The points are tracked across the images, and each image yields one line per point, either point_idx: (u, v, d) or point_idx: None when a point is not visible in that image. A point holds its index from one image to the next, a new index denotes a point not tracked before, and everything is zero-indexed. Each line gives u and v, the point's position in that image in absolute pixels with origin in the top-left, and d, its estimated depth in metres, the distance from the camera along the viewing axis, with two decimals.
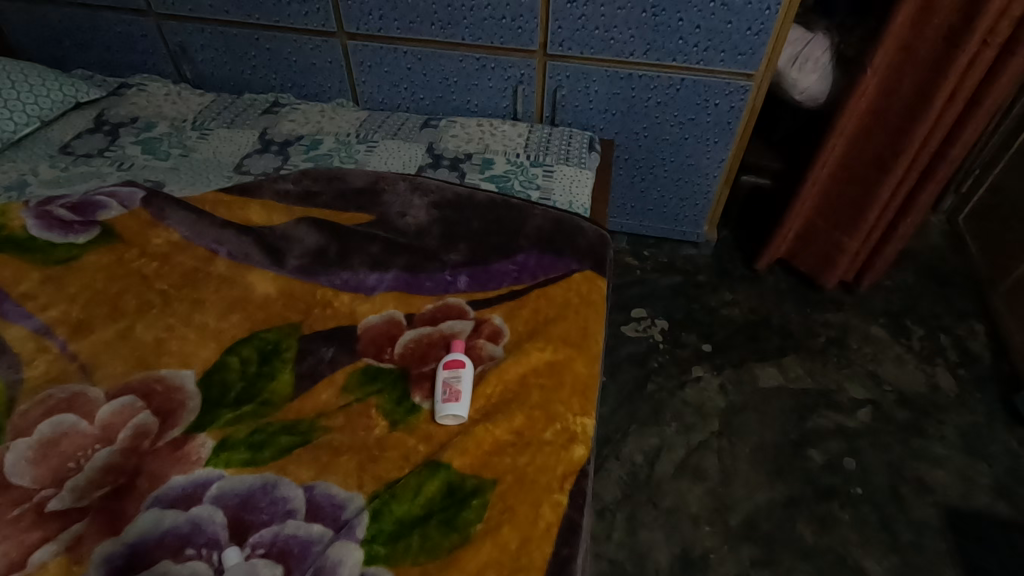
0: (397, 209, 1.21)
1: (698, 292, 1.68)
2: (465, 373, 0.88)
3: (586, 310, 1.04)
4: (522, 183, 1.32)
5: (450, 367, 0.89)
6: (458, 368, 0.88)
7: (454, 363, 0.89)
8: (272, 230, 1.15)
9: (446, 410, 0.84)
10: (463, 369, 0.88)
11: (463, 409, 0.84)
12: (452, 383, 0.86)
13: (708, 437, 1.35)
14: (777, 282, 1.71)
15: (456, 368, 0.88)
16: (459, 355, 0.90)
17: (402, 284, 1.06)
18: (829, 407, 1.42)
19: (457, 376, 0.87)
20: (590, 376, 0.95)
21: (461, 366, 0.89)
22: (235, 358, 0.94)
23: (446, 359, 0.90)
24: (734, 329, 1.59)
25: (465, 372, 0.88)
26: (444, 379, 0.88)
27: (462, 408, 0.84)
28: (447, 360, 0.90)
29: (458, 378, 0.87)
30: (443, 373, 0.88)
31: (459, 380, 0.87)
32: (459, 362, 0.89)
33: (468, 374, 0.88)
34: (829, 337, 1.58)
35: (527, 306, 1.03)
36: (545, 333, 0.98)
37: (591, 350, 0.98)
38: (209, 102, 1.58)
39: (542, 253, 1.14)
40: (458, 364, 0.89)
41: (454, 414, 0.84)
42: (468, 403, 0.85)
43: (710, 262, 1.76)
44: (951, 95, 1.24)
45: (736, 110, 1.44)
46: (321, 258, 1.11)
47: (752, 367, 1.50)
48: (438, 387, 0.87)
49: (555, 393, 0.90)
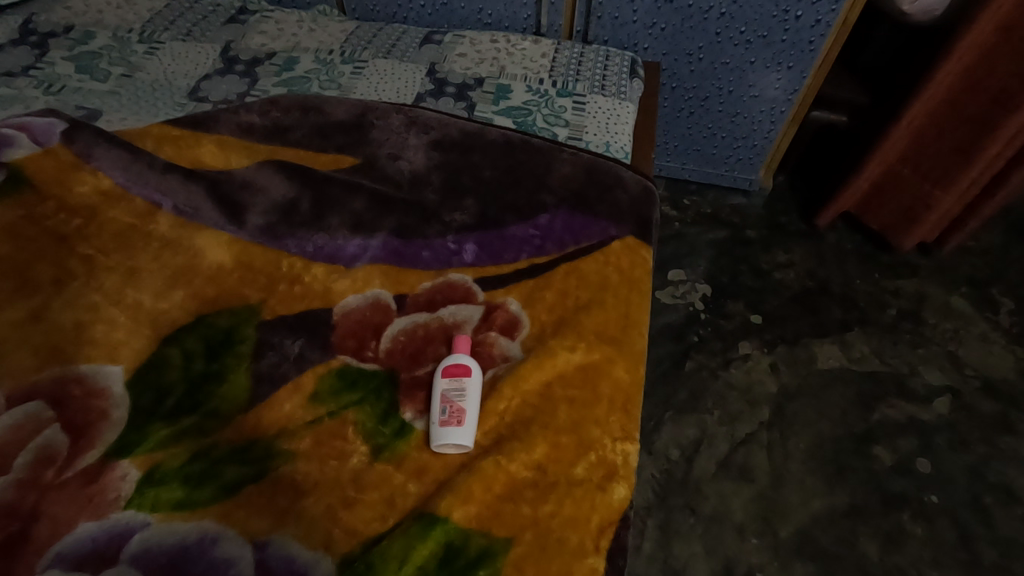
0: (387, 150, 0.95)
1: (748, 251, 1.43)
2: (471, 386, 0.66)
3: (627, 293, 0.81)
4: (546, 118, 1.05)
5: (450, 375, 0.68)
6: (461, 378, 0.67)
7: (456, 370, 0.68)
8: (230, 177, 0.90)
9: (443, 437, 0.64)
10: (468, 380, 0.67)
11: (467, 437, 0.64)
12: (453, 399, 0.65)
13: (757, 429, 1.15)
14: (841, 241, 1.45)
15: (459, 379, 0.67)
16: (464, 359, 0.69)
17: (392, 252, 0.83)
18: (900, 395, 1.21)
19: (461, 389, 0.66)
20: (633, 384, 0.73)
21: (466, 375, 0.68)
22: (176, 351, 0.73)
23: (446, 364, 0.69)
24: (789, 297, 1.35)
25: (471, 383, 0.67)
26: (442, 392, 0.67)
27: (467, 434, 0.64)
28: (447, 365, 0.69)
29: (462, 391, 0.66)
30: (441, 384, 0.67)
31: (464, 394, 0.66)
32: (463, 370, 0.68)
33: (475, 387, 0.67)
34: (901, 309, 1.34)
35: (552, 286, 0.80)
36: (576, 326, 0.75)
37: (634, 347, 0.76)
38: (161, 7, 1.28)
39: (571, 212, 0.89)
40: (461, 373, 0.68)
41: (455, 442, 0.64)
42: (474, 428, 0.65)
43: (762, 215, 1.49)
44: None
45: (823, 25, 1.13)
46: (289, 216, 0.87)
47: (809, 344, 1.28)
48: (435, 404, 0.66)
49: (588, 410, 0.68)
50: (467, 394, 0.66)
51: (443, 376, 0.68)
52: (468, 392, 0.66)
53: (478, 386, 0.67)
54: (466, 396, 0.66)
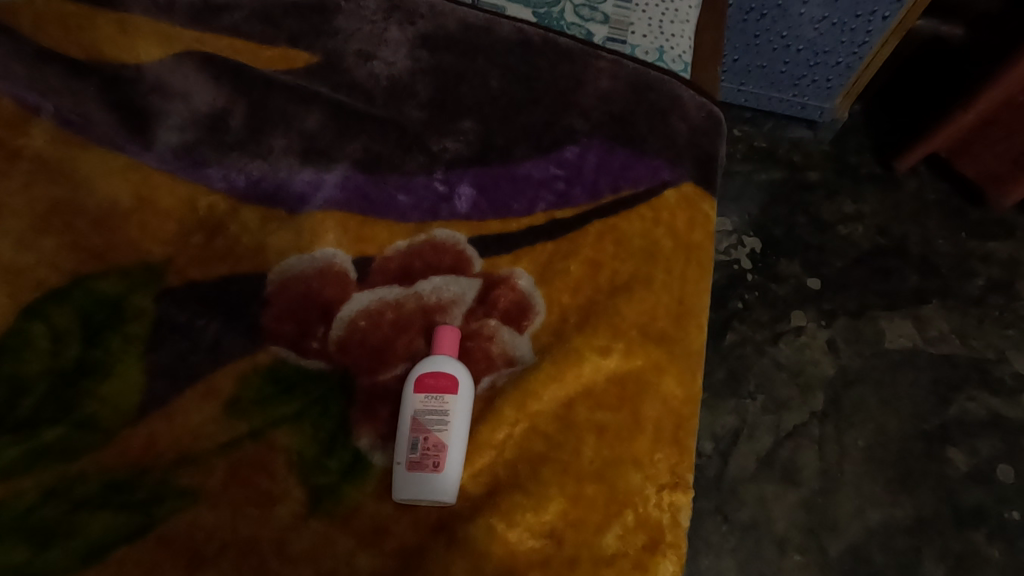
0: (356, 45, 0.68)
1: (807, 198, 1.17)
2: (456, 411, 0.46)
3: (683, 267, 0.58)
4: (578, 9, 0.77)
5: (427, 390, 0.47)
6: (443, 395, 0.47)
7: (436, 382, 0.47)
8: (138, 73, 0.63)
9: (411, 488, 0.44)
10: (453, 400, 0.47)
11: (447, 489, 0.45)
12: (430, 429, 0.46)
13: (807, 421, 0.96)
14: (923, 189, 1.19)
15: (441, 396, 0.47)
16: (450, 366, 0.48)
17: (354, 195, 0.59)
18: (983, 386, 1.00)
19: (443, 413, 0.46)
20: (688, 402, 0.52)
21: (451, 392, 0.47)
22: (39, 328, 0.50)
23: (422, 371, 0.48)
24: (855, 259, 1.11)
25: (456, 406, 0.47)
26: (415, 414, 0.47)
27: (447, 486, 0.44)
28: (422, 373, 0.48)
29: (445, 418, 0.46)
30: (413, 402, 0.47)
31: (446, 422, 0.46)
32: (447, 382, 0.48)
33: (462, 411, 0.47)
34: (991, 279, 1.10)
35: (580, 254, 0.57)
36: (612, 317, 0.53)
37: (690, 347, 0.54)
38: None
39: (608, 146, 0.64)
40: (443, 387, 0.47)
41: (429, 496, 0.44)
42: (458, 475, 0.45)
43: (828, 153, 1.22)
44: None
45: None
46: (215, 136, 0.62)
47: (876, 318, 1.05)
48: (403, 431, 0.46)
49: (625, 445, 0.48)
50: (451, 422, 0.46)
51: (416, 388, 0.48)
52: (454, 419, 0.46)
53: (466, 410, 0.47)
54: (450, 425, 0.46)
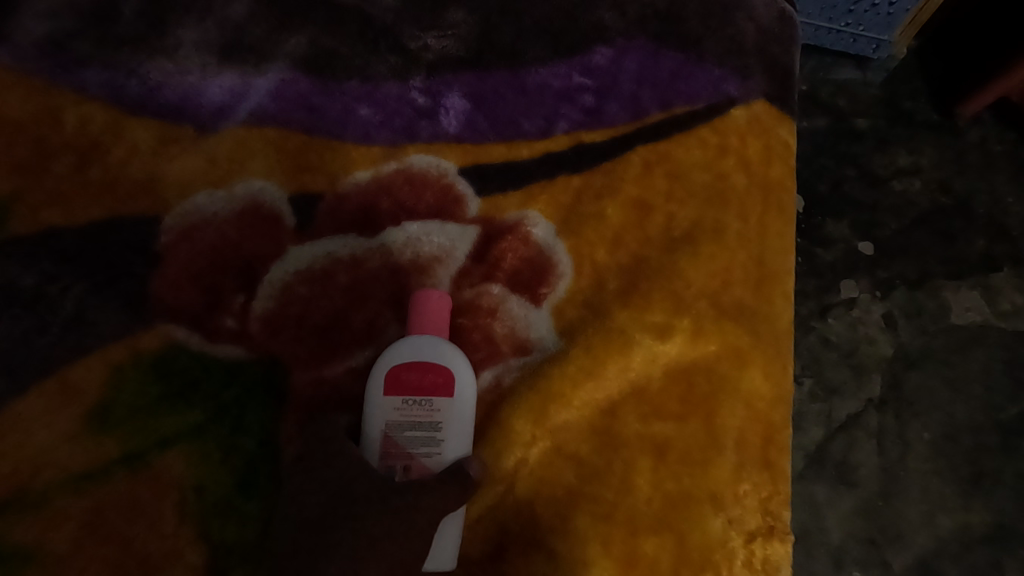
0: None
1: (856, 148, 0.94)
2: (453, 425, 0.31)
3: (761, 211, 0.41)
4: None
5: (406, 392, 0.32)
6: (432, 399, 0.32)
7: (419, 380, 0.32)
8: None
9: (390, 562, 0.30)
10: (447, 407, 0.32)
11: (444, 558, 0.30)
12: (412, 455, 0.31)
13: (864, 410, 0.80)
14: (988, 139, 0.96)
15: (428, 401, 0.32)
16: (443, 353, 0.32)
17: (294, 105, 0.41)
18: None
19: (432, 429, 0.31)
20: (780, 404, 0.35)
21: (443, 395, 0.32)
22: None
23: (395, 362, 0.32)
24: (915, 220, 0.90)
25: (453, 417, 0.31)
26: (387, 429, 0.31)
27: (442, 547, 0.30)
28: (395, 363, 0.32)
29: (437, 435, 0.31)
30: (384, 410, 0.31)
31: (438, 443, 0.31)
32: (437, 380, 0.32)
33: (464, 423, 0.32)
34: None
35: (618, 194, 0.40)
36: (669, 283, 0.36)
37: (777, 326, 0.38)
38: None
39: (654, 46, 0.46)
40: (430, 387, 0.32)
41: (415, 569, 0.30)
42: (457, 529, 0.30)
43: (879, 98, 0.97)
44: None
45: None
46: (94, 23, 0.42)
47: (939, 288, 0.87)
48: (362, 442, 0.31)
49: (695, 474, 0.32)
50: (446, 442, 0.31)
51: (385, 387, 0.32)
52: (450, 437, 0.31)
53: (468, 422, 0.32)
54: (444, 448, 0.31)
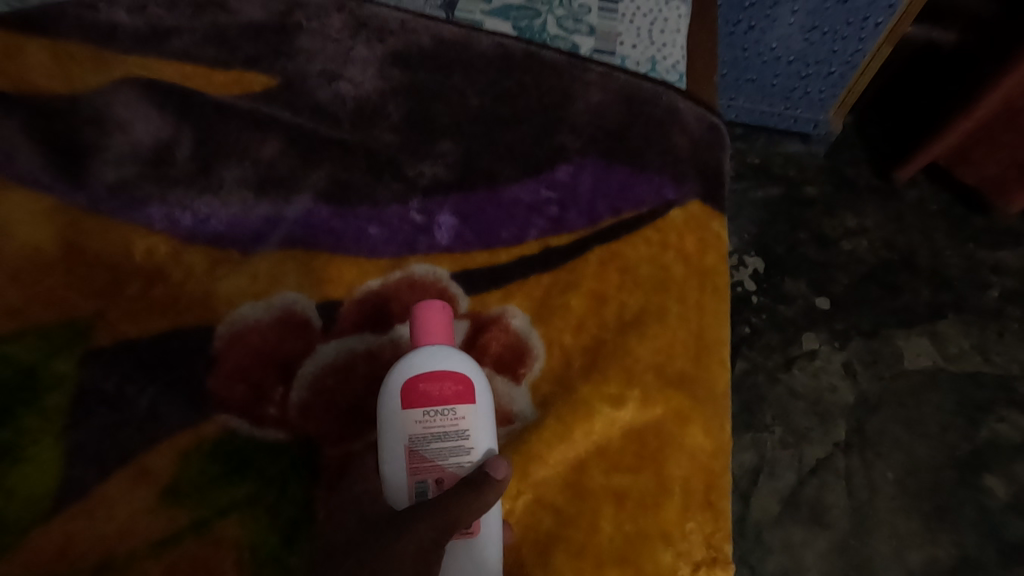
0: (319, 67, 0.62)
1: (807, 213, 1.11)
2: (476, 426, 0.39)
3: (697, 293, 0.51)
4: (560, 20, 0.71)
5: (429, 405, 0.39)
6: (454, 409, 0.39)
7: (440, 392, 0.40)
8: (83, 111, 0.56)
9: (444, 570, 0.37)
10: (468, 411, 0.40)
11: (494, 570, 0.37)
12: (446, 460, 0.39)
13: (831, 454, 0.88)
14: (925, 200, 1.13)
15: (451, 411, 0.39)
16: (455, 362, 0.40)
17: (317, 229, 0.51)
18: (1011, 404, 0.94)
19: (460, 433, 0.39)
20: (718, 455, 0.44)
21: (463, 402, 0.40)
22: None
23: (412, 379, 0.40)
24: (865, 275, 1.04)
25: (474, 418, 0.39)
26: (421, 439, 0.39)
27: (492, 556, 0.37)
28: (413, 376, 0.40)
29: (466, 435, 0.39)
30: (411, 425, 0.39)
31: (467, 442, 0.39)
32: (456, 389, 0.40)
33: (483, 423, 0.40)
34: (1005, 289, 1.05)
35: (581, 286, 0.49)
36: (623, 359, 0.45)
37: (715, 389, 0.47)
38: None
39: (606, 163, 0.57)
40: (451, 399, 0.39)
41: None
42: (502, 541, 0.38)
43: (825, 166, 1.15)
44: None
45: None
46: (158, 170, 0.54)
47: (892, 337, 0.99)
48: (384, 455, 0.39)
49: (649, 515, 0.40)
50: (472, 441, 0.39)
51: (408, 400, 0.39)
52: (473, 436, 0.39)
53: (487, 418, 0.40)
54: (472, 445, 0.39)
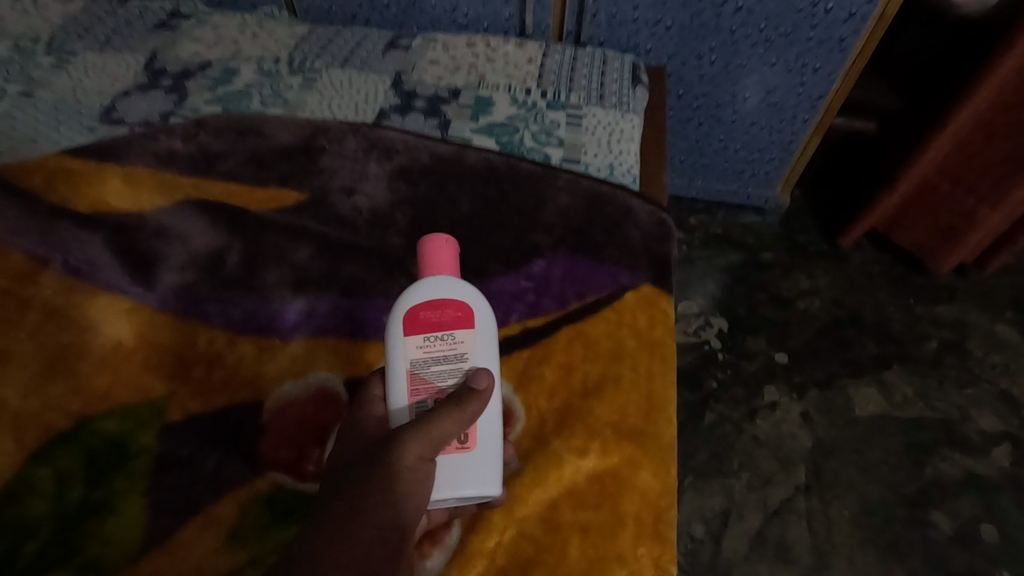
0: (340, 182, 0.77)
1: (765, 277, 1.25)
2: (469, 346, 0.51)
3: (648, 362, 0.63)
4: (535, 135, 0.87)
5: (433, 331, 0.52)
6: (453, 334, 0.52)
7: (443, 321, 0.52)
8: (153, 227, 0.71)
9: (450, 480, 0.48)
10: (464, 334, 0.52)
11: (490, 478, 0.49)
12: (447, 373, 0.51)
13: (793, 495, 0.98)
14: (868, 262, 1.28)
15: (451, 334, 0.52)
16: (454, 296, 0.53)
17: (342, 319, 0.64)
18: (953, 445, 1.05)
19: (457, 352, 0.51)
20: (665, 493, 0.55)
21: (460, 328, 0.52)
22: (44, 472, 0.54)
23: (421, 313, 0.52)
24: (817, 331, 1.17)
25: (469, 340, 0.51)
26: (427, 359, 0.51)
27: (482, 464, 0.49)
28: (421, 309, 0.52)
29: (461, 355, 0.51)
30: (420, 345, 0.51)
31: (463, 358, 0.51)
32: (455, 318, 0.52)
33: (476, 343, 0.52)
34: (943, 340, 1.18)
35: (553, 359, 0.62)
36: (586, 418, 0.57)
37: (663, 439, 0.58)
38: (76, 13, 1.09)
39: (573, 256, 0.71)
40: (451, 326, 0.52)
41: (465, 488, 0.48)
42: (489, 454, 0.49)
43: (779, 235, 1.31)
44: None
45: (856, 21, 0.95)
46: (212, 273, 0.68)
47: (844, 387, 1.10)
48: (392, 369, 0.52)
49: (608, 543, 0.51)
50: (468, 357, 0.51)
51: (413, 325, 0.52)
52: (469, 354, 0.51)
53: (479, 341, 0.52)
54: (468, 359, 0.51)
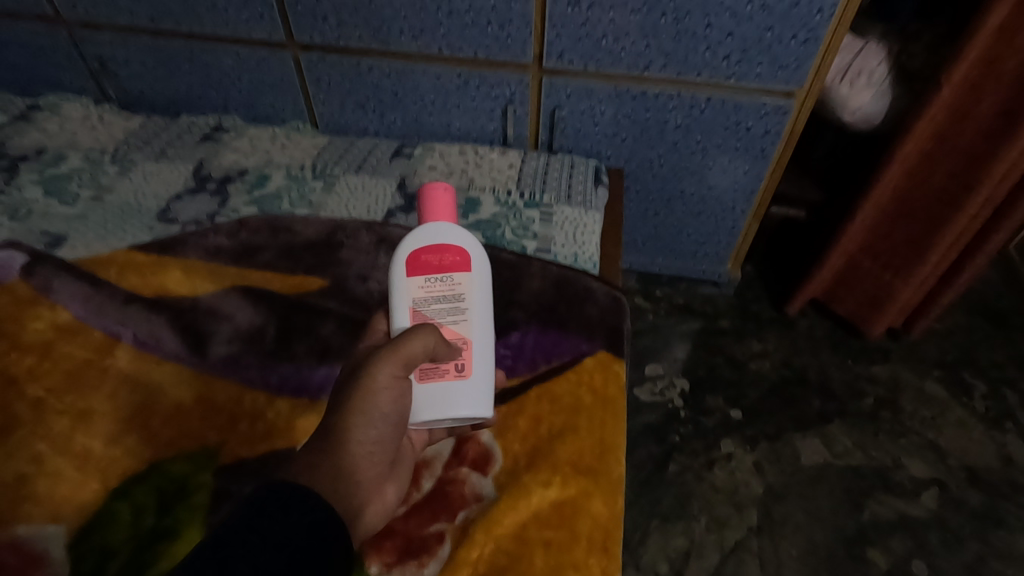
0: (356, 271, 0.96)
1: (721, 342, 1.43)
2: (462, 286, 0.72)
3: (601, 414, 0.79)
4: (514, 230, 1.07)
5: (436, 272, 0.72)
6: (451, 276, 0.72)
7: (443, 264, 0.72)
8: (205, 309, 0.89)
9: (452, 400, 0.69)
10: (460, 277, 0.72)
11: (482, 399, 0.70)
12: (445, 304, 0.71)
13: (745, 536, 1.12)
14: (812, 328, 1.46)
15: (449, 277, 0.72)
16: (452, 246, 0.73)
17: None
18: (887, 490, 1.19)
19: (454, 291, 0.72)
20: (612, 517, 0.70)
21: (456, 272, 0.72)
22: (124, 506, 0.69)
23: (427, 256, 0.72)
24: (767, 390, 1.34)
25: (462, 282, 0.72)
26: (430, 292, 0.71)
27: (469, 383, 0.69)
28: (429, 254, 0.72)
29: (456, 293, 0.72)
30: (426, 281, 0.72)
31: (459, 295, 0.72)
32: (452, 263, 0.72)
33: (467, 284, 0.72)
34: (878, 397, 1.34)
35: (525, 412, 0.79)
36: (550, 458, 0.73)
37: (611, 475, 0.74)
38: (136, 128, 1.32)
39: (543, 329, 0.89)
40: (450, 269, 0.72)
41: (460, 403, 0.69)
42: (476, 377, 0.70)
43: (734, 304, 1.50)
44: None
45: (772, 136, 1.17)
46: (254, 346, 0.85)
47: (791, 439, 1.25)
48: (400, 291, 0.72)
49: (565, 555, 0.65)
50: (461, 295, 0.72)
51: (419, 258, 0.72)
52: (462, 293, 0.72)
53: (469, 284, 0.72)
54: (461, 297, 0.72)
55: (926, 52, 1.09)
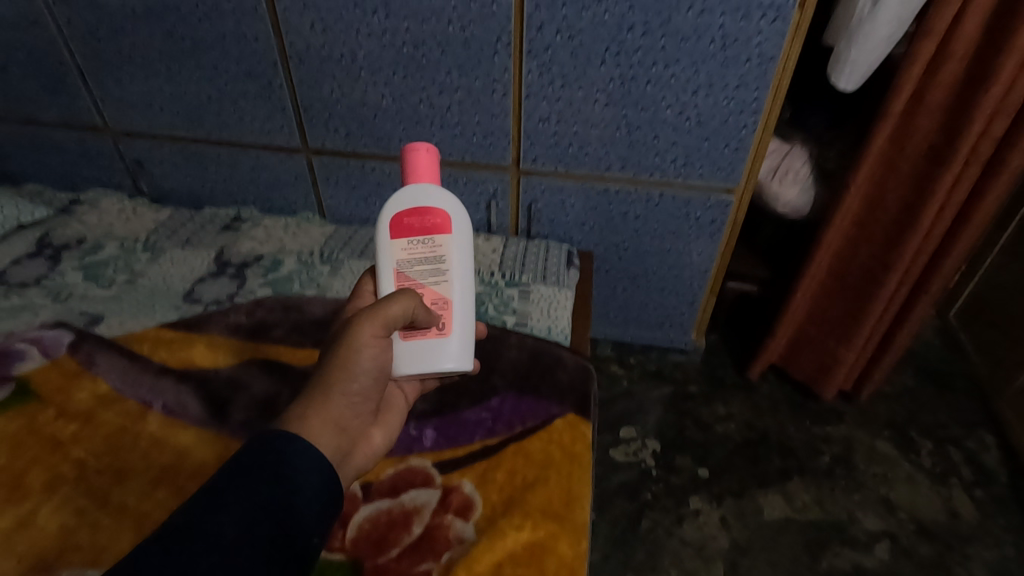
0: None
1: (690, 405, 1.56)
2: (440, 249, 0.85)
3: (569, 468, 0.92)
4: (496, 306, 1.23)
5: (416, 236, 0.85)
6: (431, 237, 0.85)
7: (422, 226, 0.85)
8: (227, 380, 1.02)
9: (436, 353, 0.82)
10: (440, 238, 0.85)
11: (460, 351, 0.83)
12: (427, 266, 0.84)
13: None
14: (772, 391, 1.60)
15: (429, 239, 0.85)
16: (431, 206, 0.85)
17: None
18: (843, 542, 1.30)
19: (434, 254, 0.85)
20: (577, 557, 0.81)
21: (435, 234, 0.85)
22: None
23: (409, 219, 0.85)
24: (732, 450, 1.46)
25: (441, 244, 0.85)
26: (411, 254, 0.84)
27: (447, 337, 0.83)
28: (410, 217, 0.85)
29: (436, 253, 0.85)
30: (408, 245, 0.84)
31: (439, 257, 0.85)
32: (431, 226, 0.85)
33: (444, 245, 0.85)
34: (834, 455, 1.46)
35: (503, 467, 0.91)
36: (523, 506, 0.85)
37: (577, 520, 0.85)
38: (164, 219, 1.50)
39: (519, 394, 1.03)
40: (430, 231, 0.85)
41: (441, 355, 0.82)
42: (452, 331, 0.83)
43: (701, 370, 1.64)
44: (932, 227, 1.21)
45: (718, 224, 1.36)
46: (268, 411, 0.98)
47: (754, 496, 1.36)
48: (391, 249, 0.85)
49: None
50: (441, 257, 0.85)
51: (407, 220, 0.85)
52: (441, 255, 0.85)
53: (447, 244, 0.85)
54: (441, 259, 0.85)
55: (838, 157, 1.31)
